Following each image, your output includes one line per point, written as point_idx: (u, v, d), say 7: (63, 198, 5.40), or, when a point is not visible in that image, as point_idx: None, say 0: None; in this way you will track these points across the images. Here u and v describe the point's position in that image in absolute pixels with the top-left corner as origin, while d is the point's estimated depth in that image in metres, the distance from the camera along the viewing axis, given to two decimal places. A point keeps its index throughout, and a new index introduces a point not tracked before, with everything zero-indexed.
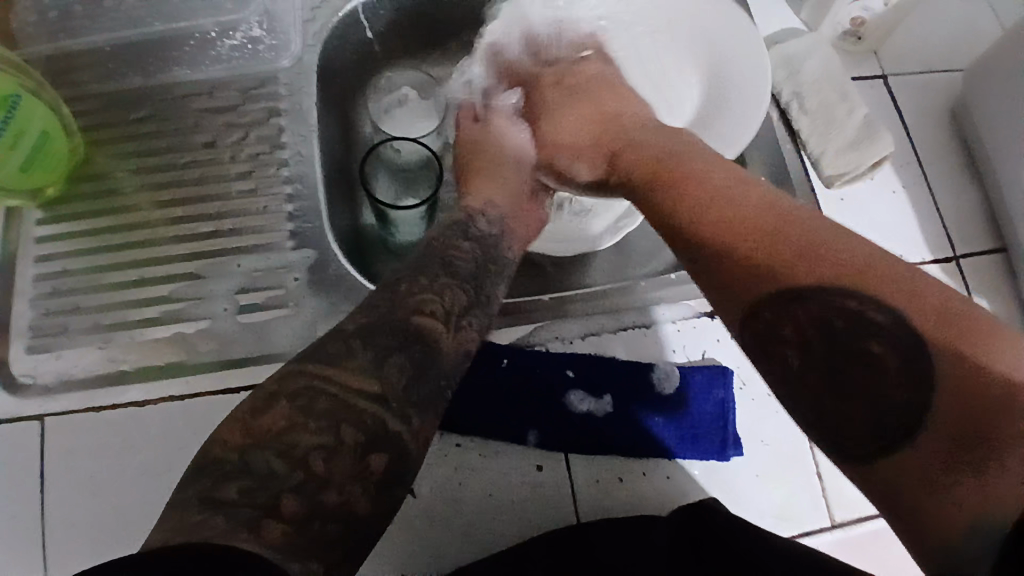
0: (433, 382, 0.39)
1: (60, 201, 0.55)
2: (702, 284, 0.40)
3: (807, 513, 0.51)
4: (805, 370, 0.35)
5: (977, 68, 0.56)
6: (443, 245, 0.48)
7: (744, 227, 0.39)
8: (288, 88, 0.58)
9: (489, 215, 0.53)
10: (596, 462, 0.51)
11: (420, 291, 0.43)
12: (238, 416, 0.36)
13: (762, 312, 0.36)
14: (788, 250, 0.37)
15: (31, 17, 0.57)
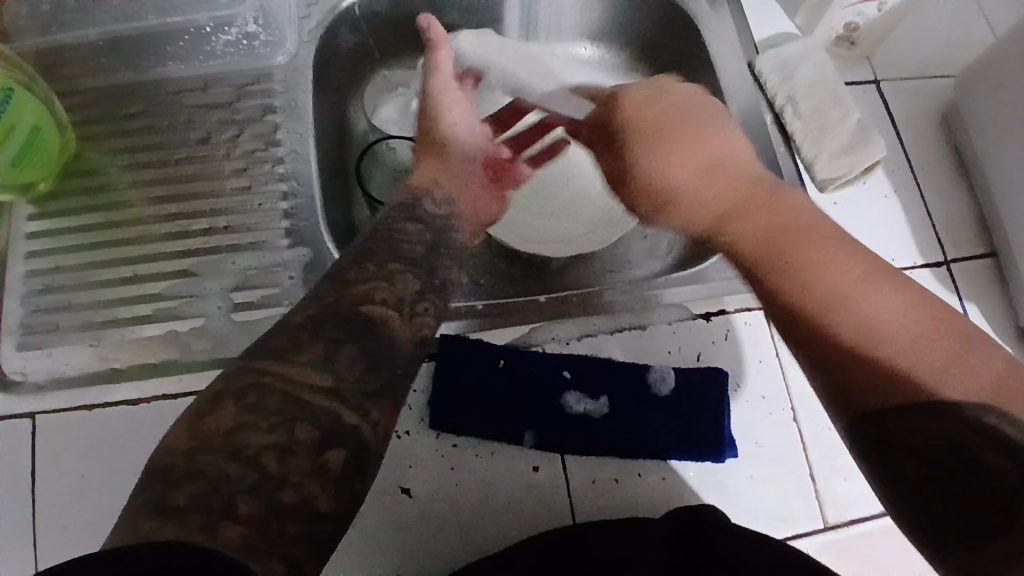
0: (387, 372, 0.42)
1: (51, 197, 0.55)
2: (840, 382, 0.41)
3: (801, 514, 0.51)
4: (915, 455, 0.38)
5: (969, 78, 0.61)
6: (388, 228, 0.50)
7: (910, 345, 0.39)
8: (284, 84, 0.58)
9: (435, 195, 0.56)
10: (591, 463, 0.51)
11: (369, 278, 0.46)
12: (187, 423, 0.37)
13: (889, 413, 0.39)
14: (937, 362, 0.39)
15: (23, 10, 0.57)
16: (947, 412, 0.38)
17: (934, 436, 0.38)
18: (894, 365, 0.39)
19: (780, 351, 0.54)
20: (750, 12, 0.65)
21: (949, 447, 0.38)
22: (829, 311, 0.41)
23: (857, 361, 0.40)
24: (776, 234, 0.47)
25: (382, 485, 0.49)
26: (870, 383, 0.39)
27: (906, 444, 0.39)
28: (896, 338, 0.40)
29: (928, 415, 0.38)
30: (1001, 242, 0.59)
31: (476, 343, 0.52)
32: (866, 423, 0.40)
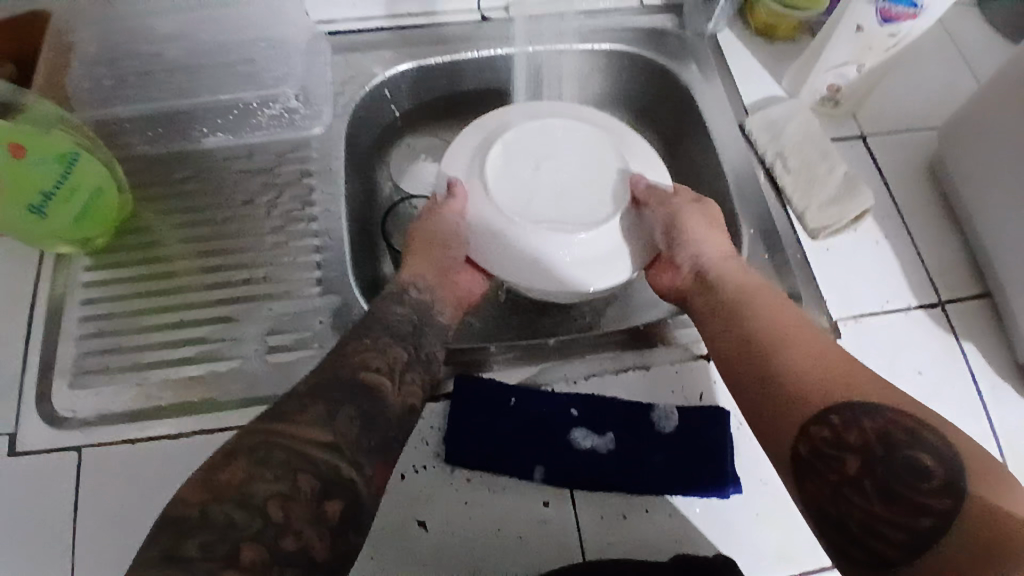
0: (381, 431, 0.46)
1: (106, 251, 0.61)
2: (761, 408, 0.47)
3: (808, 551, 0.52)
4: (832, 464, 0.42)
5: (949, 135, 0.65)
6: (380, 309, 0.54)
7: (814, 377, 0.45)
8: (320, 152, 0.65)
9: (419, 286, 0.58)
10: (600, 500, 0.53)
11: (362, 352, 0.50)
12: (198, 476, 0.41)
13: (811, 430, 0.43)
14: (840, 384, 0.44)
15: (86, 84, 0.64)
16: (870, 417, 0.42)
17: (860, 437, 0.41)
18: (827, 380, 0.44)
19: None
20: (740, 81, 0.71)
21: (876, 450, 0.41)
22: (776, 338, 0.49)
23: (801, 379, 0.45)
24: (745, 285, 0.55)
25: (401, 518, 0.51)
26: (807, 392, 0.44)
27: (838, 444, 0.42)
28: (825, 361, 0.46)
29: (855, 421, 0.42)
30: (994, 283, 0.61)
31: (488, 382, 0.56)
32: (812, 432, 0.43)
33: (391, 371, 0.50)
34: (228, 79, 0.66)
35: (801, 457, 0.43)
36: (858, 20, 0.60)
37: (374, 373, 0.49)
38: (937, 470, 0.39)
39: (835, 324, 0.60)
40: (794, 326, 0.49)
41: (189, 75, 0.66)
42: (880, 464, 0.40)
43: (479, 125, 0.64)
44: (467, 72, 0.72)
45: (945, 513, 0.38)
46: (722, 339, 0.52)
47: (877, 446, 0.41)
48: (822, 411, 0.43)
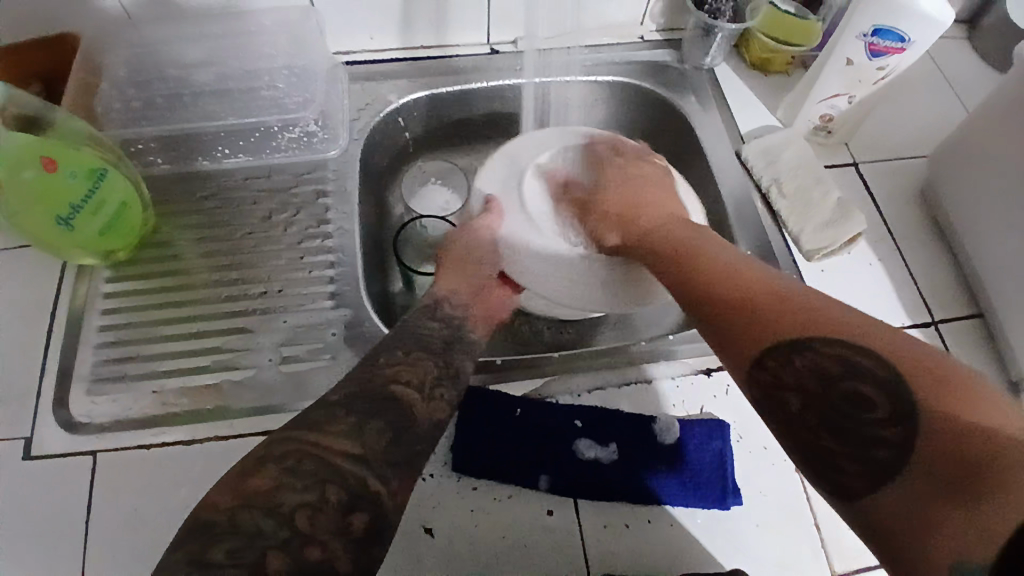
0: (408, 446, 0.44)
1: (127, 263, 0.64)
2: (717, 349, 0.45)
3: (807, 562, 0.53)
4: (786, 397, 0.40)
5: (937, 162, 0.68)
6: (414, 323, 0.55)
7: (762, 309, 0.43)
8: (336, 173, 0.68)
9: (452, 299, 0.59)
10: (604, 509, 0.54)
11: (393, 367, 0.49)
12: (226, 482, 0.40)
13: (763, 364, 0.41)
14: (791, 314, 0.41)
15: (115, 105, 0.67)
16: (809, 351, 0.39)
17: (800, 373, 0.39)
18: (764, 319, 0.42)
19: None
20: (736, 111, 0.75)
21: (820, 384, 0.38)
22: (713, 286, 0.48)
23: (735, 325, 0.44)
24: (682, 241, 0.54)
25: (407, 525, 0.52)
26: (744, 337, 0.43)
27: (779, 383, 0.40)
28: (762, 300, 0.44)
29: (793, 358, 0.40)
30: (986, 304, 0.63)
31: (494, 393, 0.57)
32: (755, 376, 0.42)
33: (422, 386, 0.48)
34: (250, 102, 0.69)
35: (758, 403, 0.42)
36: (848, 54, 0.64)
37: (406, 388, 0.48)
38: (886, 396, 0.35)
39: None
40: (732, 271, 0.48)
41: (214, 98, 0.69)
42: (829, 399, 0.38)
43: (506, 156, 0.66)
44: (478, 100, 0.76)
45: (902, 440, 0.34)
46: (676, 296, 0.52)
47: (819, 381, 0.38)
48: (757, 353, 0.42)
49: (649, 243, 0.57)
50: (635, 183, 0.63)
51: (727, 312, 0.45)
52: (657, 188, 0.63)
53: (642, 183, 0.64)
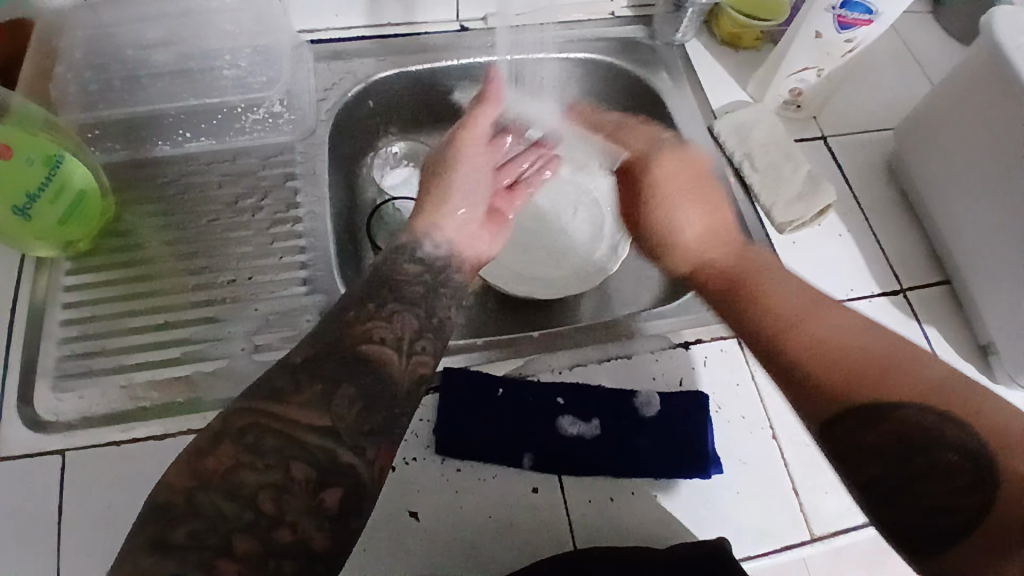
0: (385, 411, 0.43)
1: (88, 254, 0.61)
2: (790, 394, 0.47)
3: (786, 526, 0.55)
4: (865, 456, 0.43)
5: (904, 133, 0.69)
6: (390, 270, 0.50)
7: (844, 366, 0.45)
8: (304, 155, 0.66)
9: (434, 239, 0.55)
10: (588, 484, 0.54)
11: (366, 323, 0.45)
12: (187, 459, 0.39)
13: (843, 421, 0.44)
14: (873, 374, 0.44)
15: (70, 88, 0.64)
16: (876, 415, 0.43)
17: (869, 435, 0.43)
18: (836, 379, 0.45)
19: (757, 375, 0.60)
20: (708, 85, 0.75)
21: (885, 444, 0.42)
22: (777, 334, 0.49)
23: (800, 379, 0.46)
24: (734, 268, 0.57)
25: (390, 510, 0.52)
26: (831, 389, 0.45)
27: (858, 446, 0.43)
28: (827, 353, 0.46)
29: (860, 419, 0.43)
30: (953, 272, 0.65)
31: (476, 373, 0.57)
32: (828, 433, 0.44)
33: (399, 345, 0.45)
34: (211, 83, 0.67)
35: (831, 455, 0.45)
36: (817, 27, 0.64)
37: (378, 346, 0.44)
38: (971, 467, 0.40)
39: None
40: (801, 312, 0.49)
41: (174, 79, 0.66)
42: (895, 458, 0.42)
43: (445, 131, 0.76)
44: (449, 80, 0.74)
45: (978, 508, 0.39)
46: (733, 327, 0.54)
47: (886, 441, 0.42)
48: (829, 413, 0.44)
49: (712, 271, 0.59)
50: (676, 211, 0.66)
51: (808, 363, 0.46)
52: (715, 206, 0.65)
53: (696, 198, 0.65)
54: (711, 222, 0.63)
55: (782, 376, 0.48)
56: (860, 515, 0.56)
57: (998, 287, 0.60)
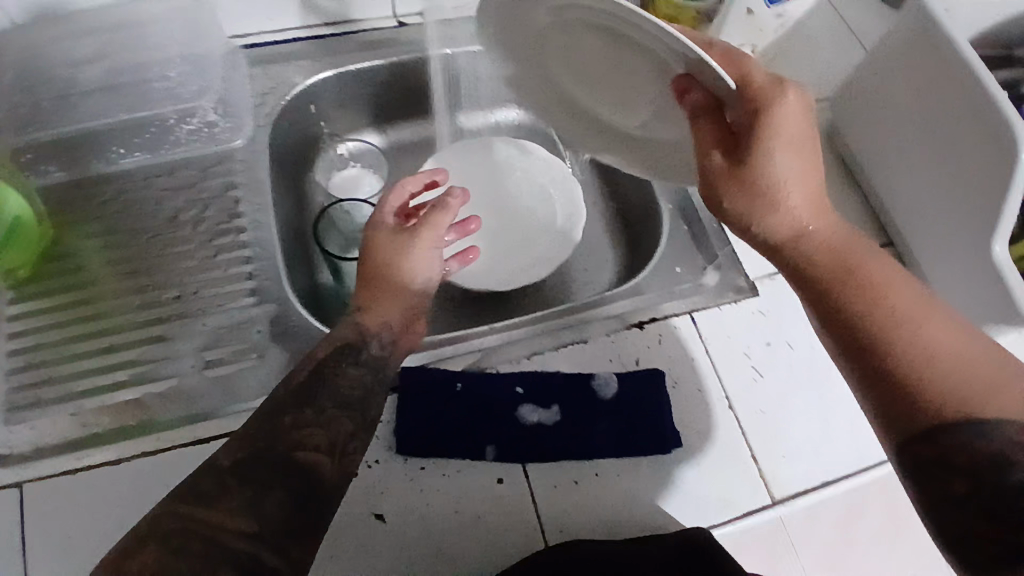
0: (315, 512, 0.43)
1: (30, 280, 0.59)
2: (871, 397, 0.43)
3: (747, 495, 0.56)
4: (946, 473, 0.40)
5: (840, 100, 0.71)
6: (328, 369, 0.49)
7: (949, 374, 0.41)
8: (244, 164, 0.65)
9: (382, 336, 0.53)
10: (552, 469, 0.55)
11: (303, 426, 0.46)
12: (110, 562, 0.39)
13: (936, 437, 0.40)
14: (978, 388, 0.40)
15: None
16: (986, 434, 0.39)
17: (972, 453, 0.39)
18: (941, 390, 0.40)
19: (710, 349, 0.61)
20: None
21: (987, 466, 0.38)
22: (880, 336, 0.43)
23: (901, 385, 0.41)
24: (839, 263, 0.46)
25: (357, 514, 0.52)
26: (925, 403, 0.41)
27: (943, 462, 0.40)
28: (941, 364, 0.41)
29: (968, 438, 0.39)
30: (896, 234, 0.67)
31: (433, 370, 0.57)
32: (910, 443, 0.41)
33: (333, 447, 0.46)
34: (143, 97, 0.65)
35: (903, 463, 0.42)
36: (747, 3, 0.64)
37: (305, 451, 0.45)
38: None
39: (753, 284, 0.65)
40: (912, 317, 0.43)
41: (103, 96, 0.64)
42: (988, 478, 0.38)
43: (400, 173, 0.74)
44: (390, 77, 0.73)
45: None
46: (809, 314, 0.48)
47: (989, 463, 0.38)
48: (927, 426, 0.40)
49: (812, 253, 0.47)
50: (782, 181, 0.48)
51: (908, 368, 0.41)
52: (817, 181, 0.49)
53: (803, 154, 0.49)
54: (812, 184, 0.49)
55: (877, 380, 0.42)
56: (817, 477, 0.57)
57: (943, 246, 0.62)
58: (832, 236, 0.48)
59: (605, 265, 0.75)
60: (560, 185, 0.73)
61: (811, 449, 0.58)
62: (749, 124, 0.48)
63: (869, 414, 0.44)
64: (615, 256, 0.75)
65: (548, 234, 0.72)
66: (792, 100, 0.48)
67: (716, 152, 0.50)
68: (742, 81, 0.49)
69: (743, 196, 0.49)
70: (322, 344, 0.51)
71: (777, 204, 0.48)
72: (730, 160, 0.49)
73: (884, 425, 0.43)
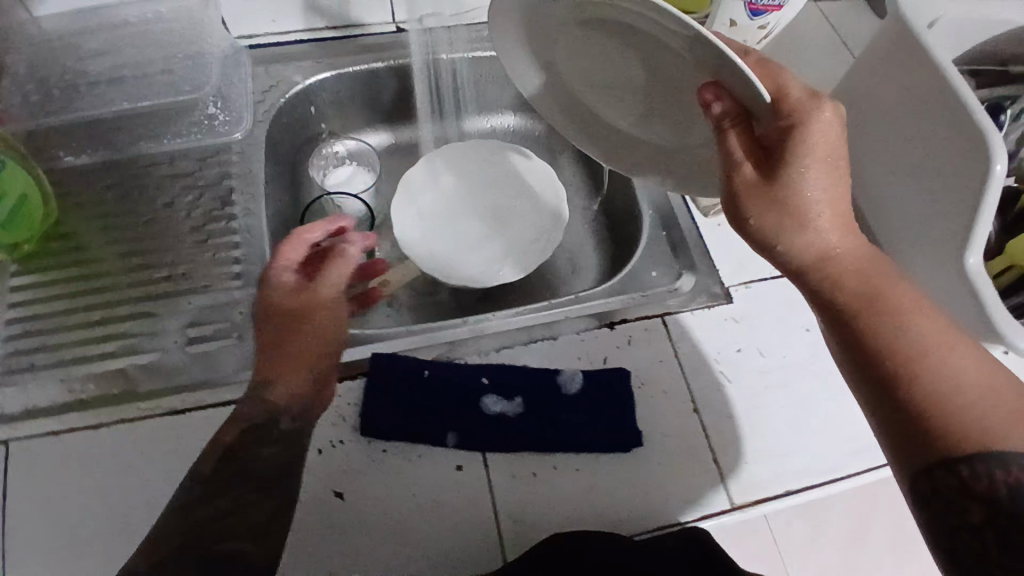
0: None
1: (35, 256, 0.63)
2: (889, 421, 0.44)
3: (708, 496, 0.56)
4: (963, 500, 0.41)
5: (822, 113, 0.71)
6: (244, 456, 0.54)
7: (970, 402, 0.42)
8: (240, 155, 0.68)
9: (289, 402, 0.55)
10: (512, 459, 0.56)
11: (222, 519, 0.51)
12: None
13: (955, 466, 0.41)
14: (998, 419, 0.41)
15: (14, 99, 0.66)
16: (1005, 466, 0.40)
17: (992, 487, 0.40)
18: (960, 420, 0.42)
19: (680, 352, 0.62)
20: None
21: (1004, 499, 0.40)
22: (904, 364, 0.44)
23: (921, 413, 0.43)
24: (864, 287, 0.47)
25: (317, 492, 0.53)
26: (944, 430, 0.42)
27: (960, 489, 0.41)
28: (962, 394, 0.42)
29: (989, 470, 0.40)
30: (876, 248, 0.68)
31: (403, 357, 0.59)
32: (928, 472, 0.42)
33: (254, 534, 0.51)
34: (146, 87, 0.68)
35: (916, 489, 0.43)
36: (731, 16, 0.65)
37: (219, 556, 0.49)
38: None
39: (728, 291, 0.65)
40: (936, 345, 0.44)
41: (110, 86, 0.68)
42: (1004, 512, 0.40)
43: (407, 185, 0.75)
44: (386, 80, 0.77)
45: None
46: (829, 334, 0.49)
47: (1007, 497, 0.39)
48: (945, 455, 0.42)
49: (837, 275, 0.48)
50: (813, 203, 0.48)
51: (929, 396, 0.42)
52: (844, 203, 0.50)
53: (837, 176, 0.49)
54: (842, 207, 0.49)
55: (898, 405, 0.43)
56: (781, 484, 0.57)
57: (921, 260, 0.62)
58: (862, 262, 0.49)
59: (586, 270, 0.76)
60: (547, 186, 0.75)
61: (777, 457, 0.58)
62: (780, 140, 0.49)
63: (883, 437, 0.45)
64: (598, 261, 0.77)
65: (538, 229, 0.75)
66: (826, 117, 0.49)
67: (747, 164, 0.49)
68: (778, 93, 0.50)
69: (770, 212, 0.49)
70: (231, 425, 0.55)
71: (806, 225, 0.49)
72: (762, 174, 0.49)
73: (899, 450, 0.44)
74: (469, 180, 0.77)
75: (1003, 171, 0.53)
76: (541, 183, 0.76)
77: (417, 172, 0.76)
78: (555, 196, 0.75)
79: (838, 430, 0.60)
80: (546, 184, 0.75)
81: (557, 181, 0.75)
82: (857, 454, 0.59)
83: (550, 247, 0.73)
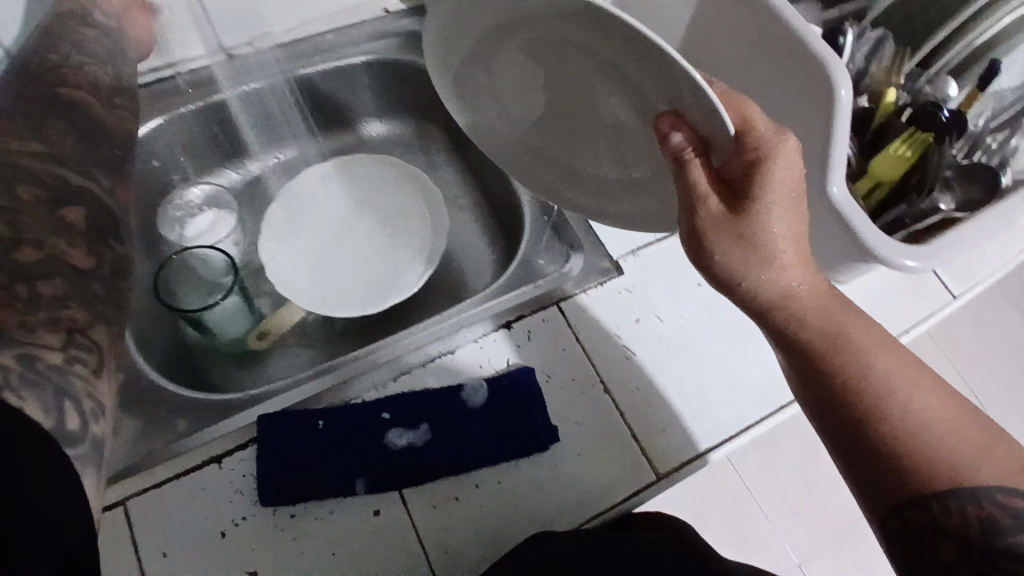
0: None
1: None
2: (862, 462, 0.42)
3: (630, 473, 0.55)
4: (942, 540, 0.39)
5: None
6: None
7: (941, 438, 0.40)
8: None
9: None
10: (427, 490, 0.53)
11: None
12: None
13: (930, 505, 0.39)
14: (970, 451, 0.40)
15: None
16: (975, 499, 0.38)
17: (963, 522, 0.38)
18: (933, 455, 0.40)
19: (580, 337, 0.60)
20: None
21: (975, 533, 0.38)
22: (872, 402, 0.41)
23: (895, 457, 0.40)
24: (828, 321, 0.43)
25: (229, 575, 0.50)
26: (921, 471, 0.40)
27: (937, 531, 0.39)
28: (933, 431, 0.40)
29: (958, 504, 0.39)
30: None
31: (298, 410, 0.55)
32: (902, 511, 0.40)
33: None
34: None
35: (888, 528, 0.41)
36: None
37: None
38: None
39: (617, 262, 0.64)
40: (903, 380, 0.42)
41: None
42: (976, 542, 0.38)
43: (269, 224, 0.71)
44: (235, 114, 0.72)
45: None
46: (789, 370, 0.45)
47: (977, 531, 0.38)
48: (918, 493, 0.39)
49: (802, 312, 0.43)
50: (780, 239, 0.42)
51: (899, 435, 0.40)
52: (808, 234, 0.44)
53: (803, 210, 0.43)
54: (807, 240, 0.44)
55: (872, 446, 0.41)
56: (701, 442, 0.57)
57: None
58: (821, 295, 0.44)
59: (481, 268, 0.73)
60: (409, 183, 0.73)
61: (689, 419, 0.58)
62: (744, 173, 0.42)
63: (849, 476, 0.43)
64: (491, 255, 0.74)
65: (421, 231, 0.72)
66: (795, 157, 0.42)
67: (713, 198, 0.42)
68: (744, 124, 0.41)
69: (736, 250, 0.42)
70: None
71: (773, 263, 0.42)
72: (727, 209, 0.42)
73: (868, 490, 0.42)
74: (340, 207, 0.74)
75: (848, 95, 0.51)
76: (408, 184, 0.73)
77: (278, 208, 0.72)
78: (425, 190, 0.72)
79: (742, 378, 0.60)
80: (412, 183, 0.73)
81: (416, 177, 0.73)
82: (764, 397, 0.60)
83: (439, 244, 0.70)
